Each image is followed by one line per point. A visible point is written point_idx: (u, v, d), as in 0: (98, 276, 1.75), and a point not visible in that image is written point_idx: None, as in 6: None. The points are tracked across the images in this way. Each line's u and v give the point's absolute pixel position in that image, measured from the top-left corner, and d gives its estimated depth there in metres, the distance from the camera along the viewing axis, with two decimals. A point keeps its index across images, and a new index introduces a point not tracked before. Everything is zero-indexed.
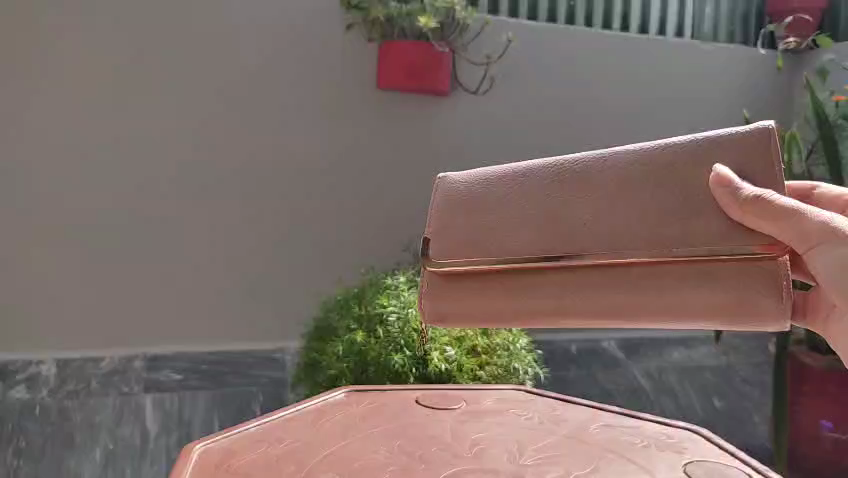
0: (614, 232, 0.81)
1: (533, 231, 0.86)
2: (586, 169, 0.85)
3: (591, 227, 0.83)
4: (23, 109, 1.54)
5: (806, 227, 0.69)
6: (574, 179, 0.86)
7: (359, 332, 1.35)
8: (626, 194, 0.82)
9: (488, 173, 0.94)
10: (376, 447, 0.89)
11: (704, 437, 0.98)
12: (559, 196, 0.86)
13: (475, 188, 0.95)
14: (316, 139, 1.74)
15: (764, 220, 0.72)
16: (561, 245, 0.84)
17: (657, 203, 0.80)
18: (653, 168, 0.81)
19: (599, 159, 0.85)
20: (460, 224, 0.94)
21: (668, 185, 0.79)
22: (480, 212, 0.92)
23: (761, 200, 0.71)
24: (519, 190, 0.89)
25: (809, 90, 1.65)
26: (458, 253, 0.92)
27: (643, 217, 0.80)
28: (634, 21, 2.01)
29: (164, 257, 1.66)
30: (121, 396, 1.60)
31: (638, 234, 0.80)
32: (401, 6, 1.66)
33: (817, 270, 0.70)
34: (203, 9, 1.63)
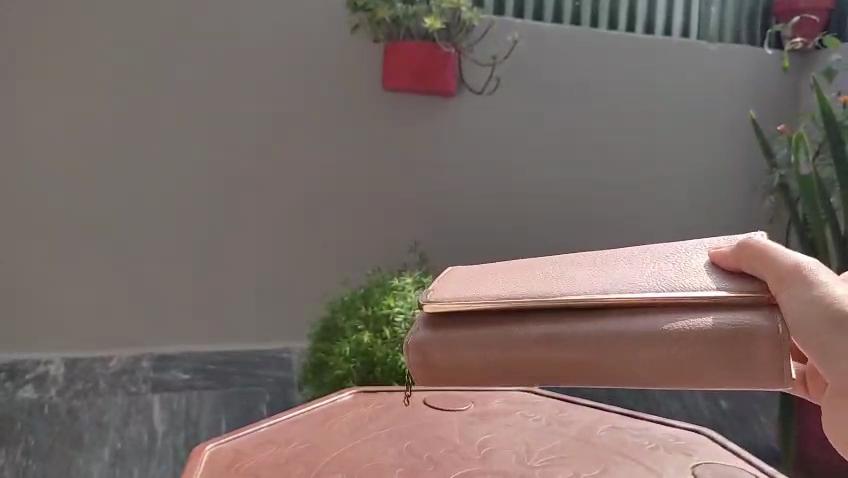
0: (621, 283, 0.64)
1: (532, 284, 0.68)
2: (574, 259, 0.75)
3: (593, 282, 0.66)
4: (32, 111, 1.56)
5: (793, 266, 0.57)
6: (560, 263, 0.74)
7: (365, 333, 1.36)
8: (625, 264, 0.68)
9: (486, 267, 0.79)
10: (385, 448, 0.89)
11: (715, 441, 0.98)
12: (558, 270, 0.72)
13: (475, 270, 0.77)
14: (321, 139, 1.74)
15: (752, 262, 0.60)
16: (555, 290, 0.65)
17: (665, 268, 0.65)
18: (650, 255, 0.70)
19: (601, 255, 0.74)
20: (455, 285, 0.73)
21: (670, 258, 0.67)
22: (455, 278, 0.76)
23: (753, 241, 0.61)
24: (501, 268, 0.77)
25: (818, 90, 1.64)
26: (451, 294, 0.70)
27: (647, 275, 0.65)
28: (640, 21, 2.01)
29: (170, 257, 1.67)
30: (129, 396, 1.60)
31: (649, 283, 0.63)
32: (408, 7, 1.66)
33: (801, 311, 0.54)
34: (209, 11, 1.64)
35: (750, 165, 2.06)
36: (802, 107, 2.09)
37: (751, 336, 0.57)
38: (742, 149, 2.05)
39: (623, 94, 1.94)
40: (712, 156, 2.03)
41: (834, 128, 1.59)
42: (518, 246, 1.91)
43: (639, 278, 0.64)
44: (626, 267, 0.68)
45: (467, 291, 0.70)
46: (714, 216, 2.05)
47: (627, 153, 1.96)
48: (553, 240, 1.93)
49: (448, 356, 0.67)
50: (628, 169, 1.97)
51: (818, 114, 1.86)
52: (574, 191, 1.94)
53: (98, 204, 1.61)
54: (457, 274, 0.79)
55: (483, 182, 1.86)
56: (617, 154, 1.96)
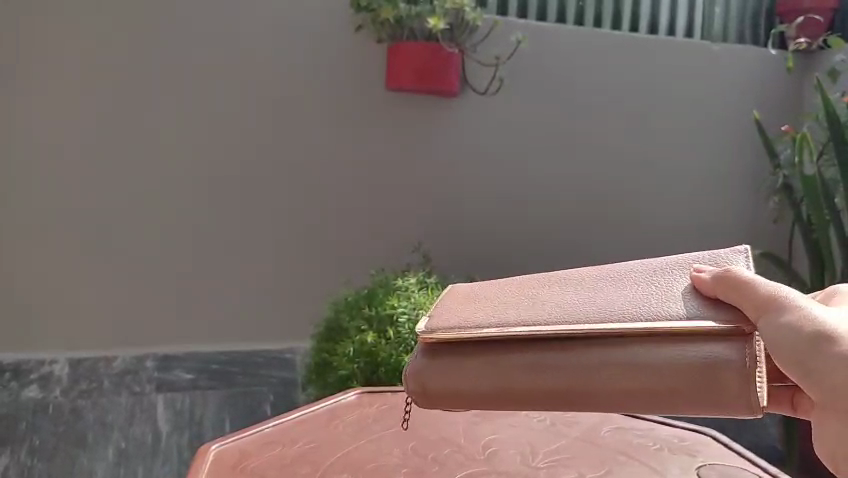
0: (601, 311, 0.66)
1: (515, 311, 0.72)
2: (562, 278, 0.76)
3: (571, 308, 0.68)
4: (37, 112, 1.56)
5: (768, 295, 0.57)
6: (548, 283, 0.76)
7: (369, 333, 1.36)
8: (608, 288, 0.70)
9: (486, 286, 0.82)
10: (390, 448, 0.89)
11: (719, 441, 0.98)
12: (545, 293, 0.74)
13: (475, 292, 0.81)
14: (325, 140, 1.74)
15: (726, 289, 0.60)
16: (534, 319, 0.69)
17: (646, 294, 0.66)
18: (634, 274, 0.71)
19: (591, 271, 0.76)
20: (450, 311, 0.78)
21: (652, 282, 0.68)
22: (450, 305, 0.80)
23: (730, 270, 0.60)
24: (493, 290, 0.80)
25: (822, 91, 1.63)
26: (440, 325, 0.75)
27: (623, 299, 0.67)
28: (643, 21, 2.00)
29: (174, 257, 1.68)
30: (133, 396, 1.62)
31: (624, 310, 0.65)
32: (411, 7, 1.67)
33: (777, 335, 0.55)
34: (212, 11, 1.64)
35: (754, 165, 2.06)
36: (806, 107, 2.09)
37: (719, 369, 0.58)
38: (746, 150, 2.05)
39: (627, 95, 1.94)
40: (716, 156, 2.03)
41: (837, 128, 1.59)
42: (522, 246, 1.91)
43: (618, 304, 0.66)
44: (609, 291, 0.69)
45: (457, 324, 0.74)
46: (718, 217, 2.05)
47: (631, 154, 1.97)
48: (556, 241, 1.93)
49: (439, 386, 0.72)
50: (631, 170, 1.97)
51: (822, 114, 1.85)
52: (578, 191, 1.94)
53: (102, 204, 1.62)
54: (454, 297, 0.82)
55: (487, 182, 1.86)
56: (620, 155, 1.96)
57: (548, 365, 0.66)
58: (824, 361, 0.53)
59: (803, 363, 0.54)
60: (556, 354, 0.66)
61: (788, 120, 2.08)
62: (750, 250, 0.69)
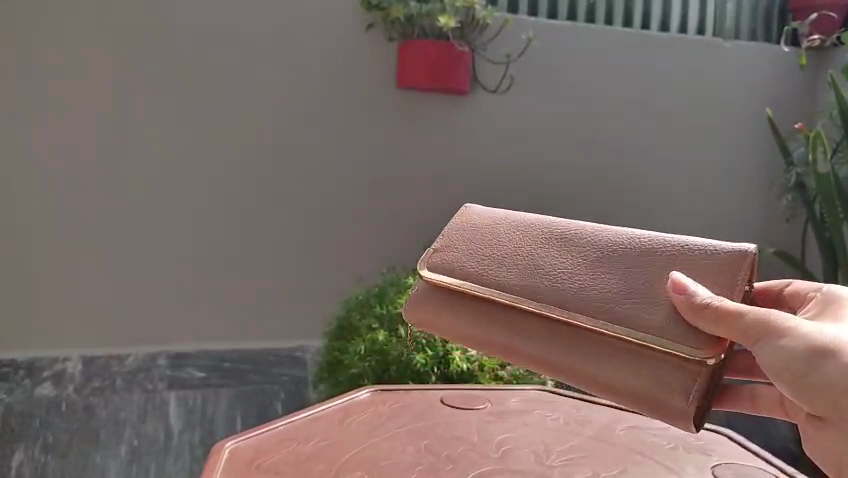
0: (582, 297, 0.76)
1: (510, 279, 0.83)
2: (572, 238, 0.82)
3: (556, 286, 0.79)
4: (50, 109, 1.57)
5: (751, 324, 0.63)
6: (557, 244, 0.83)
7: (381, 332, 1.36)
8: (602, 267, 0.77)
9: (507, 219, 0.91)
10: (404, 447, 0.89)
11: (734, 441, 0.98)
12: (544, 256, 0.83)
13: (492, 226, 0.92)
14: (335, 139, 1.74)
15: (711, 323, 0.66)
16: (520, 290, 0.81)
17: (627, 285, 0.74)
18: (626, 251, 0.77)
19: (595, 231, 0.81)
20: (464, 253, 0.91)
21: (644, 268, 0.74)
22: (473, 239, 0.92)
23: (710, 303, 0.66)
24: (511, 233, 0.89)
25: (835, 88, 1.62)
26: (451, 271, 0.90)
27: (601, 286, 0.76)
28: (655, 19, 1.99)
29: (185, 256, 1.68)
30: (146, 393, 1.63)
31: (600, 302, 0.74)
32: (421, 6, 1.67)
33: (772, 360, 0.62)
34: (223, 10, 1.65)
35: (766, 163, 2.05)
36: (819, 105, 2.07)
37: (666, 382, 0.69)
38: (758, 148, 2.04)
39: (638, 93, 1.93)
40: (727, 154, 2.02)
41: None
42: None
43: (599, 292, 0.75)
44: (601, 271, 0.77)
45: (466, 273, 0.88)
46: (729, 215, 2.04)
47: (643, 152, 1.96)
48: None
49: (442, 322, 0.89)
50: (642, 168, 1.96)
51: (836, 112, 1.84)
52: (589, 190, 1.93)
53: (115, 202, 1.63)
54: (481, 230, 0.93)
55: (498, 181, 1.86)
56: (632, 153, 1.95)
57: (527, 332, 0.80)
58: (820, 376, 0.60)
59: (801, 379, 0.61)
60: (539, 329, 0.79)
61: (801, 118, 2.06)
62: (752, 252, 0.70)
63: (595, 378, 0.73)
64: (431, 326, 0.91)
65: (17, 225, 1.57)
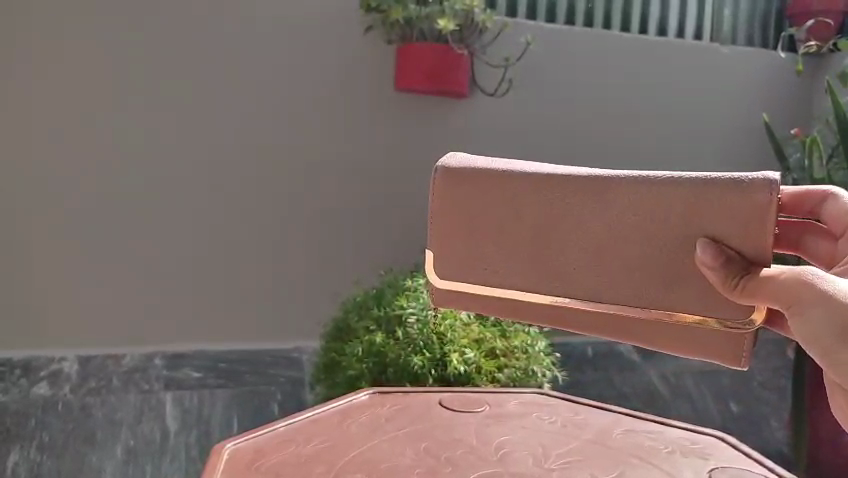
0: (624, 272, 0.74)
1: (535, 267, 0.78)
2: (587, 195, 0.75)
3: (589, 271, 0.76)
4: (49, 108, 1.57)
5: (785, 291, 0.64)
6: (574, 200, 0.76)
7: (378, 333, 1.36)
8: (634, 233, 0.73)
9: (496, 175, 0.81)
10: (403, 449, 0.90)
11: (730, 445, 0.98)
12: (564, 231, 0.77)
13: (485, 192, 0.81)
14: (333, 141, 1.75)
15: (749, 290, 0.66)
16: (551, 284, 0.78)
17: (666, 254, 0.72)
18: (652, 210, 0.72)
19: (610, 188, 0.74)
20: (471, 243, 0.82)
21: (674, 231, 0.72)
22: (473, 201, 0.82)
23: (744, 276, 0.67)
24: (511, 190, 0.80)
25: (832, 94, 1.62)
26: (468, 273, 0.82)
27: (637, 265, 0.74)
28: (653, 23, 2.00)
29: (181, 257, 1.68)
30: (141, 394, 1.62)
31: (639, 285, 0.74)
32: (421, 8, 1.67)
33: (807, 326, 0.63)
34: (221, 11, 1.65)
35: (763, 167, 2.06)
36: (815, 111, 2.08)
37: (717, 349, 0.72)
38: (755, 153, 2.04)
39: (636, 96, 1.94)
40: (724, 159, 2.03)
41: None
42: None
43: (640, 265, 0.74)
44: (633, 242, 0.74)
45: (485, 252, 0.81)
46: None
47: (640, 154, 1.97)
48: None
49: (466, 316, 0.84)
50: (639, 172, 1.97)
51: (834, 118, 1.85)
52: None
53: (114, 201, 1.63)
54: (476, 187, 0.82)
55: None
56: (628, 158, 1.96)
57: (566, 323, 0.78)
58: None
59: (834, 348, 0.63)
60: (578, 315, 0.77)
61: (797, 123, 2.08)
62: (777, 183, 0.68)
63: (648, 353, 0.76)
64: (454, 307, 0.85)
65: (17, 223, 1.58)
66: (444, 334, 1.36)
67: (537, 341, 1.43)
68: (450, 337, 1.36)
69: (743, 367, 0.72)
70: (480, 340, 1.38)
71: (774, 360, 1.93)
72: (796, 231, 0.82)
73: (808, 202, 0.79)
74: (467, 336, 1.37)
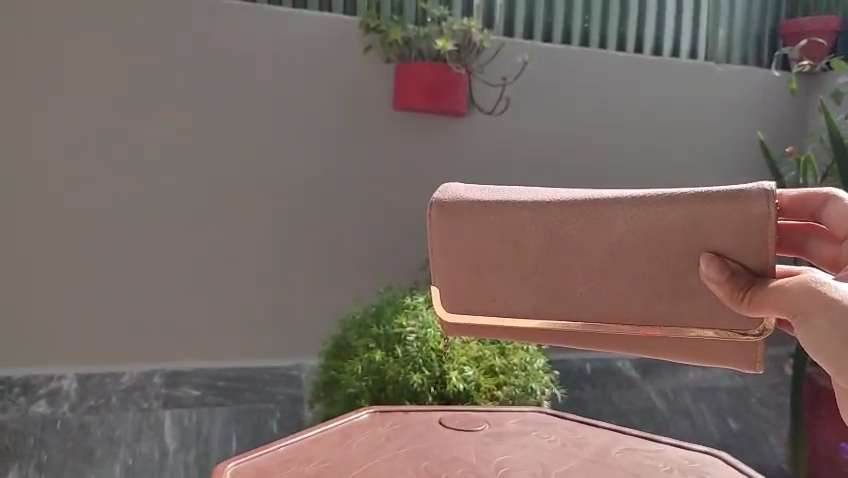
0: (630, 292, 0.70)
1: (538, 292, 0.73)
2: (585, 218, 0.70)
3: (595, 295, 0.71)
4: (51, 126, 1.58)
5: (788, 298, 0.60)
6: (568, 222, 0.71)
7: (377, 352, 1.36)
8: (634, 252, 0.69)
9: (486, 202, 0.75)
10: (404, 469, 0.90)
11: (726, 461, 1.00)
12: (563, 256, 0.71)
13: (477, 220, 0.75)
14: (332, 159, 1.76)
15: (753, 301, 0.63)
16: (556, 310, 0.73)
17: (671, 271, 0.68)
18: (654, 230, 0.67)
19: (608, 210, 0.69)
20: (470, 274, 0.76)
21: (676, 248, 0.67)
22: (462, 234, 0.76)
23: (749, 283, 0.63)
24: (503, 215, 0.74)
25: (825, 113, 1.64)
26: (470, 308, 0.76)
27: (645, 286, 0.69)
28: (648, 42, 2.03)
29: (181, 275, 1.69)
30: (140, 412, 1.60)
31: (647, 307, 0.69)
32: (419, 29, 1.72)
33: (811, 334, 0.59)
34: (223, 31, 1.67)
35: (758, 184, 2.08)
36: (808, 129, 2.11)
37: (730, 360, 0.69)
38: (750, 171, 2.07)
39: (633, 115, 1.97)
40: (719, 176, 2.05)
41: (844, 151, 1.60)
42: None
43: (645, 285, 0.69)
44: (636, 264, 0.69)
45: (483, 283, 0.76)
46: None
47: (637, 171, 1.98)
48: None
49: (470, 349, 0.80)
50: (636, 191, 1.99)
51: (828, 136, 1.87)
52: None
53: (114, 218, 1.63)
54: (462, 215, 0.76)
55: None
56: (627, 175, 1.98)
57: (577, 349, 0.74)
58: None
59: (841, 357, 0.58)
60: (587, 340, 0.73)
61: (792, 141, 2.10)
62: (773, 190, 0.64)
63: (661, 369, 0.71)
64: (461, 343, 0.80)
65: (17, 240, 1.58)
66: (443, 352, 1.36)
67: (536, 358, 1.44)
68: (450, 355, 1.37)
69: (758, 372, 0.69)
70: (479, 358, 1.39)
71: (771, 377, 1.98)
72: (798, 233, 0.77)
73: (807, 207, 0.73)
74: (466, 354, 1.38)
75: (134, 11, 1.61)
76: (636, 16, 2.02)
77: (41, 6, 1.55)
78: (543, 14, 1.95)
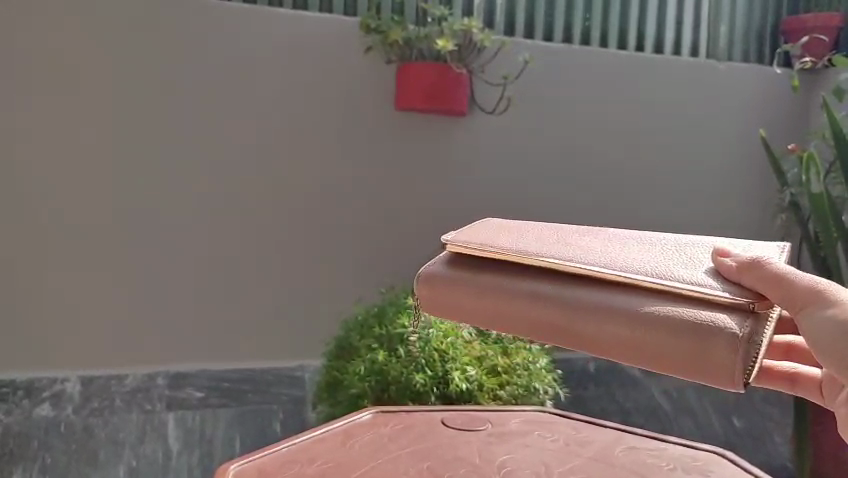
0: (616, 259, 0.73)
1: (545, 247, 0.79)
2: (614, 234, 0.83)
3: (601, 253, 0.76)
4: (52, 129, 1.58)
5: (797, 290, 0.61)
6: (598, 233, 0.84)
7: (380, 352, 1.36)
8: (650, 244, 0.77)
9: (532, 225, 0.91)
10: (407, 468, 0.90)
11: (731, 460, 0.99)
12: (584, 240, 0.81)
13: (520, 226, 0.90)
14: (334, 158, 1.76)
15: (758, 278, 0.63)
16: (557, 253, 0.77)
17: (657, 254, 0.74)
18: (670, 240, 0.78)
19: (633, 235, 0.82)
20: (495, 236, 0.86)
21: (691, 247, 0.75)
22: (487, 229, 0.90)
23: (759, 260, 0.64)
24: (545, 228, 0.88)
25: (828, 111, 1.62)
26: (479, 242, 0.84)
27: (650, 255, 0.74)
28: (649, 40, 2.03)
29: (184, 277, 1.69)
30: (144, 413, 1.62)
31: (648, 264, 0.72)
32: (419, 29, 1.72)
33: (814, 332, 0.60)
34: (224, 33, 1.67)
35: (759, 183, 2.08)
36: (811, 127, 2.10)
37: (709, 332, 0.63)
38: (752, 169, 2.07)
39: (634, 113, 1.96)
40: (721, 174, 2.05)
41: (844, 147, 1.59)
42: None
43: (629, 259, 0.73)
44: (650, 248, 0.76)
45: (483, 242, 0.84)
46: (723, 232, 2.07)
47: (641, 169, 1.99)
48: None
49: (458, 300, 0.82)
50: (638, 188, 1.99)
51: (830, 133, 1.87)
52: (585, 208, 1.95)
53: (115, 218, 1.63)
54: (509, 226, 0.91)
55: (495, 202, 1.88)
56: (631, 171, 1.98)
57: (559, 301, 0.74)
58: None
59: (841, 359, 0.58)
60: (570, 292, 0.74)
61: (794, 138, 2.10)
62: (788, 248, 0.74)
63: (634, 337, 0.67)
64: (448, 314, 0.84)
65: (19, 242, 1.58)
66: (446, 352, 1.36)
67: (538, 358, 1.44)
68: (452, 355, 1.36)
69: (737, 363, 0.62)
70: (481, 358, 1.39)
71: None
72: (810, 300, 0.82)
73: None
74: (469, 354, 1.38)
75: (135, 13, 1.61)
76: (636, 13, 2.02)
77: (42, 9, 1.56)
78: (543, 13, 1.94)
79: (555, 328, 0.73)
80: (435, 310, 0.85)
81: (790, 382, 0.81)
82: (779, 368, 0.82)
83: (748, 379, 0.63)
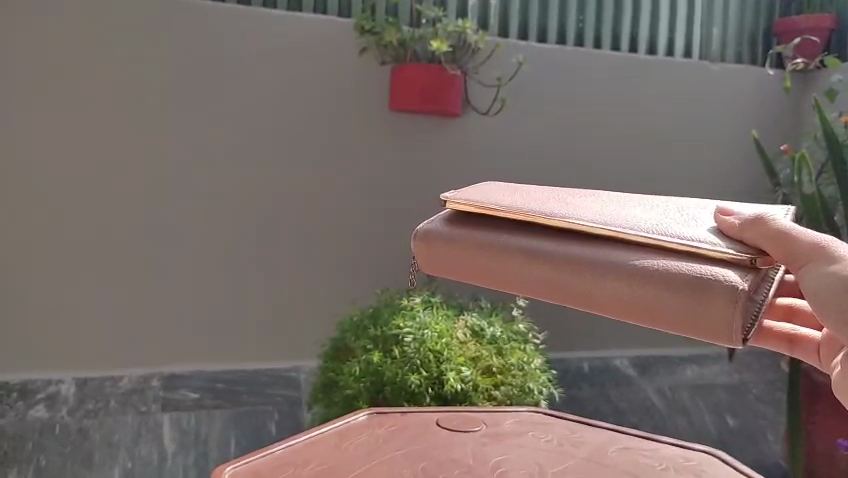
0: (620, 217, 0.74)
1: (548, 206, 0.79)
2: (617, 197, 0.84)
3: (604, 212, 0.76)
4: (48, 131, 1.58)
5: (798, 245, 0.61)
6: (602, 196, 0.85)
7: (376, 353, 1.37)
8: (654, 205, 0.78)
9: (534, 188, 0.91)
10: (401, 470, 0.91)
11: (725, 461, 0.99)
12: (587, 202, 0.82)
13: (521, 188, 0.91)
14: (330, 158, 1.76)
15: (760, 235, 0.63)
16: (560, 212, 0.77)
17: (661, 214, 0.75)
18: (673, 203, 0.79)
19: (635, 199, 0.83)
20: (498, 196, 0.86)
21: (694, 208, 0.76)
22: (489, 190, 0.90)
23: (761, 217, 0.64)
24: (548, 191, 0.89)
25: (820, 113, 1.62)
26: (484, 201, 0.84)
27: (652, 215, 0.75)
28: (643, 41, 2.04)
29: (180, 279, 1.69)
30: (140, 415, 1.59)
31: (652, 222, 0.72)
32: (413, 30, 1.72)
33: (812, 287, 0.58)
34: (221, 34, 1.67)
35: (753, 184, 2.09)
36: (803, 128, 2.12)
37: (708, 288, 0.63)
38: (744, 171, 2.08)
39: (628, 113, 1.97)
40: (715, 175, 2.06)
41: (836, 148, 1.60)
42: None
43: (629, 217, 0.74)
44: (653, 208, 0.77)
45: (486, 201, 0.84)
46: None
47: (636, 170, 2.00)
48: None
49: (460, 261, 0.83)
50: (631, 189, 1.99)
51: (822, 135, 1.88)
52: None
53: (112, 220, 1.63)
54: (511, 187, 0.92)
55: None
56: (626, 172, 1.99)
57: (559, 259, 0.74)
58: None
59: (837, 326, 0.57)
60: (571, 249, 0.74)
61: (786, 140, 2.11)
62: (790, 211, 0.75)
63: (632, 295, 0.67)
64: (450, 271, 0.85)
65: (16, 243, 1.58)
66: (441, 353, 1.36)
67: (532, 358, 1.45)
68: (447, 356, 1.36)
69: (736, 319, 0.62)
70: (476, 358, 1.39)
71: (767, 374, 2.00)
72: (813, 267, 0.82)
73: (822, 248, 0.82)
74: (463, 354, 1.38)
75: (132, 15, 1.61)
76: (629, 14, 2.03)
77: (39, 11, 1.56)
78: (538, 14, 1.95)
79: (557, 287, 0.74)
80: (438, 270, 0.86)
81: (790, 343, 0.78)
82: (779, 328, 0.79)
83: (747, 336, 0.62)
